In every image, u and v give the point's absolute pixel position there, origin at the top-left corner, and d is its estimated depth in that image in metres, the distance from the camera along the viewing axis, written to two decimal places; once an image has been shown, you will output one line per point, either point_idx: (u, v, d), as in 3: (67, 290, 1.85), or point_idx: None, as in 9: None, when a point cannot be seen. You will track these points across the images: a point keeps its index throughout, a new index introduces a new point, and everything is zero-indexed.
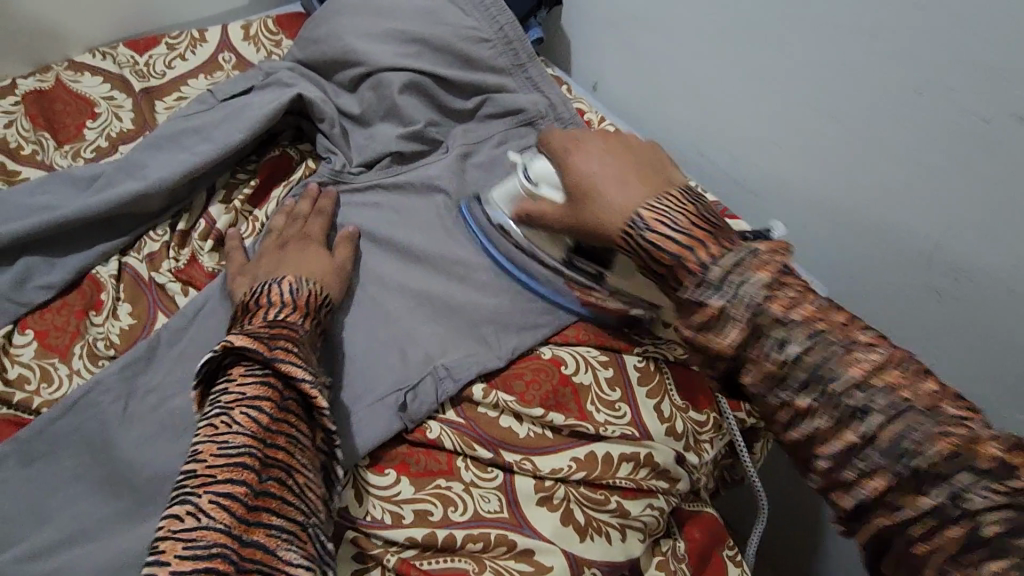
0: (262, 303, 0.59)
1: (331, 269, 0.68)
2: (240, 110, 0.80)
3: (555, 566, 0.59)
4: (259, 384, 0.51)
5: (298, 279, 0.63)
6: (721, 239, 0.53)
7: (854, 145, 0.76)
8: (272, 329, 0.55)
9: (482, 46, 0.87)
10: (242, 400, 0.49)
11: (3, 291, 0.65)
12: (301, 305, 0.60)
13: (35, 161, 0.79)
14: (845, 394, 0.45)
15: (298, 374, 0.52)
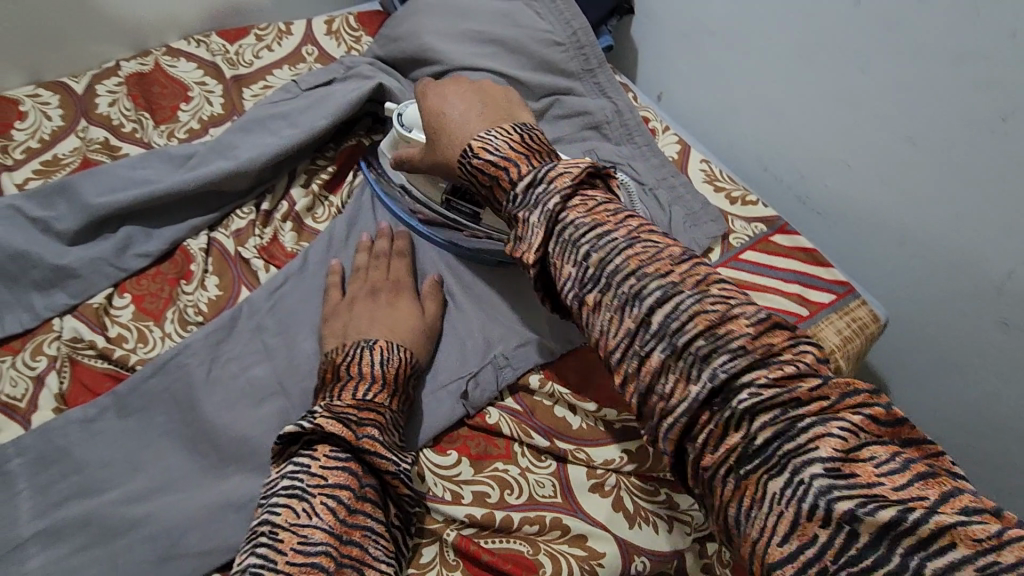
0: (352, 373, 0.60)
1: (422, 330, 0.68)
2: (324, 101, 0.84)
3: (607, 553, 0.61)
4: (342, 470, 0.53)
5: (388, 347, 0.63)
6: (623, 226, 0.49)
7: (903, 174, 0.78)
8: (362, 413, 0.56)
9: (556, 49, 0.91)
10: (325, 489, 0.51)
11: (107, 256, 0.71)
12: (388, 378, 0.61)
13: (135, 138, 0.84)
14: (831, 465, 0.37)
15: (381, 460, 0.55)
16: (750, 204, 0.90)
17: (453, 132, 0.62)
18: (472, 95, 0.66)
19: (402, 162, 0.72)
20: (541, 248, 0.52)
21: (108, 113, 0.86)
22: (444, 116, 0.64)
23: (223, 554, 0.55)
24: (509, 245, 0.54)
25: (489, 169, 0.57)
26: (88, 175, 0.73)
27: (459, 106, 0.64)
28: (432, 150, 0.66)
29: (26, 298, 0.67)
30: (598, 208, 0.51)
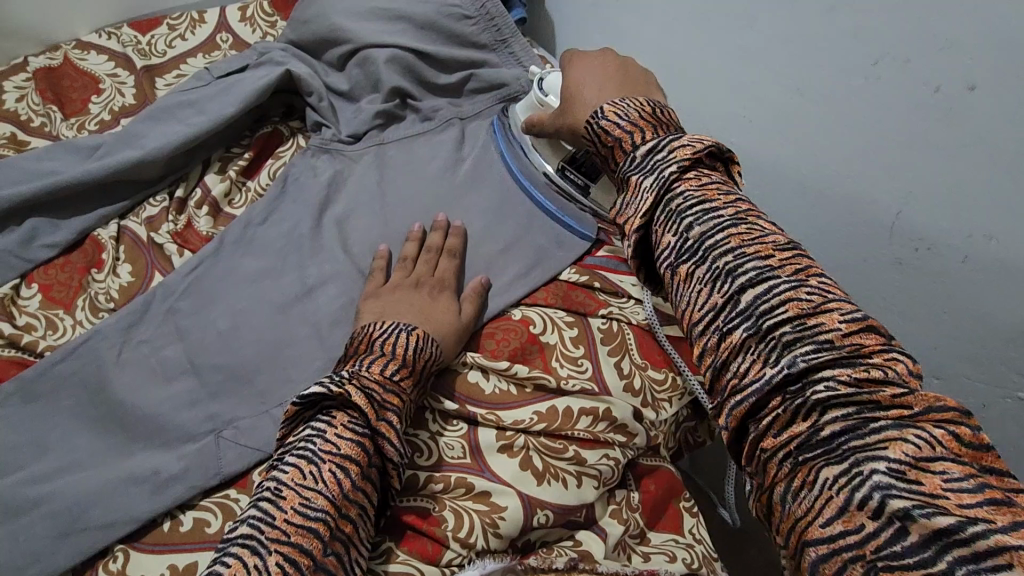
0: (385, 350, 0.59)
1: (456, 328, 0.67)
2: (232, 85, 0.85)
3: (509, 507, 0.60)
4: (356, 443, 0.52)
5: (423, 336, 0.63)
6: (688, 176, 0.51)
7: (848, 136, 0.75)
8: (387, 394, 0.56)
9: (464, 22, 0.91)
10: (337, 457, 0.50)
11: (12, 248, 0.71)
12: (419, 369, 0.61)
13: (44, 132, 0.84)
14: (880, 433, 0.37)
15: (393, 448, 0.54)
16: None
17: (578, 108, 0.65)
18: (608, 65, 0.65)
19: (530, 126, 0.75)
20: (609, 146, 0.57)
21: (16, 108, 0.85)
22: (581, 83, 0.65)
23: (124, 526, 0.56)
24: (623, 144, 0.55)
25: (612, 135, 0.56)
26: None
27: (595, 75, 0.65)
28: (567, 130, 0.68)
29: None
30: (662, 117, 0.56)
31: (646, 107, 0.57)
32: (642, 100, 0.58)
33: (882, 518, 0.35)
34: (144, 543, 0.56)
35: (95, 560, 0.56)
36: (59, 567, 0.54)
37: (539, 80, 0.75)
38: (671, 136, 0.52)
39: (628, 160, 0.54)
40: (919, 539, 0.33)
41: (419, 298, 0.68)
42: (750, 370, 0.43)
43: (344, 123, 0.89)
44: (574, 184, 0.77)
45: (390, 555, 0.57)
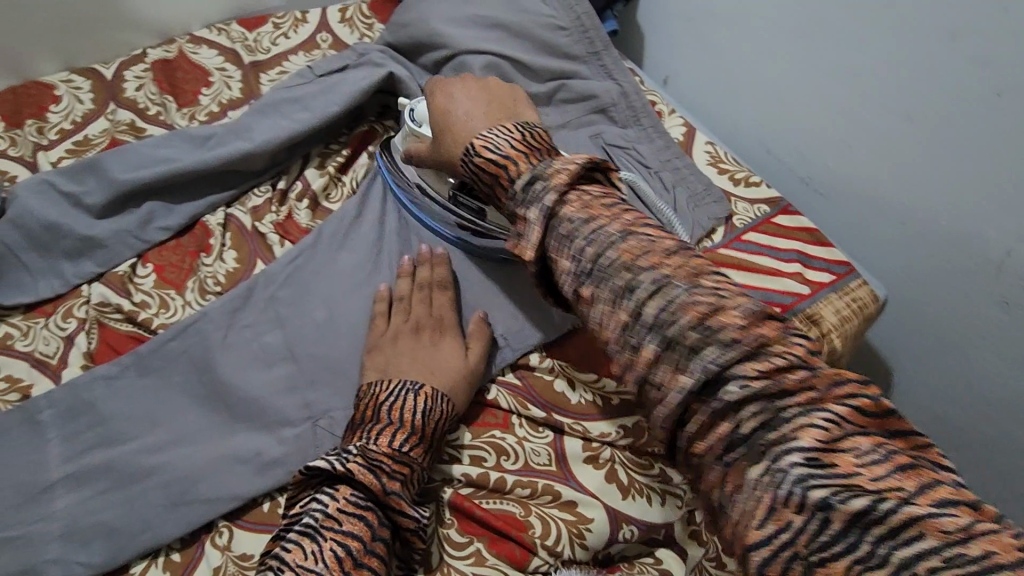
0: (391, 418, 0.58)
1: (463, 375, 0.64)
2: (336, 83, 0.88)
3: (596, 519, 0.61)
4: (357, 517, 0.51)
5: (432, 395, 0.60)
6: None
7: (904, 200, 0.79)
8: (394, 465, 0.55)
9: (559, 33, 0.93)
10: (339, 533, 0.50)
11: (131, 229, 0.75)
12: (428, 432, 0.59)
13: (159, 120, 0.89)
14: None
15: (405, 518, 0.54)
16: (754, 185, 0.91)
17: (454, 132, 0.64)
18: (473, 104, 0.65)
19: (412, 156, 0.72)
20: (489, 184, 0.57)
21: (135, 97, 0.91)
22: (447, 104, 0.66)
23: (229, 503, 0.59)
24: (502, 179, 0.55)
25: (488, 168, 0.56)
26: (115, 152, 0.78)
27: (460, 104, 0.65)
28: (444, 151, 0.67)
29: (56, 266, 0.72)
30: (530, 142, 0.57)
31: (517, 134, 0.57)
32: (514, 129, 0.58)
33: (806, 512, 0.38)
34: (245, 521, 0.60)
35: (200, 532, 0.59)
36: (168, 537, 0.57)
37: (409, 113, 0.74)
38: (544, 165, 0.53)
39: (513, 189, 0.54)
40: (832, 529, 0.37)
41: (421, 354, 0.64)
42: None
43: None
44: (469, 210, 0.72)
45: (479, 558, 0.59)
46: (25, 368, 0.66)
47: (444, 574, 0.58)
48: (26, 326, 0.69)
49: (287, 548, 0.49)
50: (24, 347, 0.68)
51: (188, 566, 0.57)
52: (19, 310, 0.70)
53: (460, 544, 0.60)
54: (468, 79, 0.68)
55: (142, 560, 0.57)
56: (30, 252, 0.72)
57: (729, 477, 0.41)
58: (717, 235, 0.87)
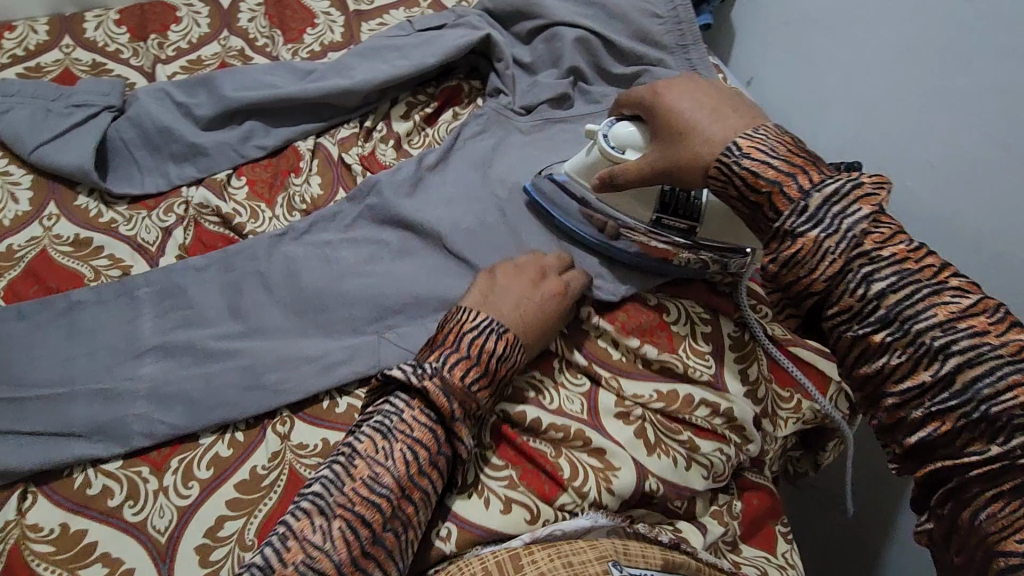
0: (441, 339, 0.59)
1: (535, 314, 0.63)
2: (437, 38, 0.92)
3: (622, 467, 0.62)
4: (365, 470, 0.51)
5: (511, 338, 0.60)
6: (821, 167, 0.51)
7: (943, 232, 0.83)
8: (436, 404, 0.55)
9: (652, 20, 0.95)
10: (353, 498, 0.50)
11: (233, 142, 0.81)
12: (483, 371, 0.58)
13: (266, 52, 0.95)
14: None
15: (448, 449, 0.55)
16: None
17: (701, 134, 0.56)
18: (705, 88, 0.60)
19: (612, 182, 0.65)
20: (767, 187, 0.51)
21: (247, 27, 0.97)
22: (676, 109, 0.59)
23: (290, 398, 0.64)
24: (785, 189, 0.50)
25: (764, 175, 0.51)
26: (227, 72, 0.84)
27: (690, 98, 0.59)
28: (665, 165, 0.59)
29: (163, 165, 0.79)
30: (801, 148, 0.52)
31: (785, 138, 0.53)
32: (776, 132, 0.54)
33: None
34: (306, 415, 0.64)
35: (264, 418, 0.64)
36: (240, 415, 0.62)
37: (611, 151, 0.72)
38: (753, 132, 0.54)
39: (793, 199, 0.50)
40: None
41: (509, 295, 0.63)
42: (965, 444, 0.44)
43: (520, 94, 0.92)
44: (675, 232, 0.68)
45: (510, 483, 0.61)
46: (127, 250, 0.73)
47: (478, 493, 0.60)
48: (129, 215, 0.75)
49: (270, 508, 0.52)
50: (127, 232, 0.74)
51: (248, 447, 0.62)
52: (124, 200, 0.77)
53: (496, 467, 0.62)
54: (694, 80, 0.62)
55: (211, 433, 0.62)
56: (142, 150, 0.79)
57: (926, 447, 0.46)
58: None
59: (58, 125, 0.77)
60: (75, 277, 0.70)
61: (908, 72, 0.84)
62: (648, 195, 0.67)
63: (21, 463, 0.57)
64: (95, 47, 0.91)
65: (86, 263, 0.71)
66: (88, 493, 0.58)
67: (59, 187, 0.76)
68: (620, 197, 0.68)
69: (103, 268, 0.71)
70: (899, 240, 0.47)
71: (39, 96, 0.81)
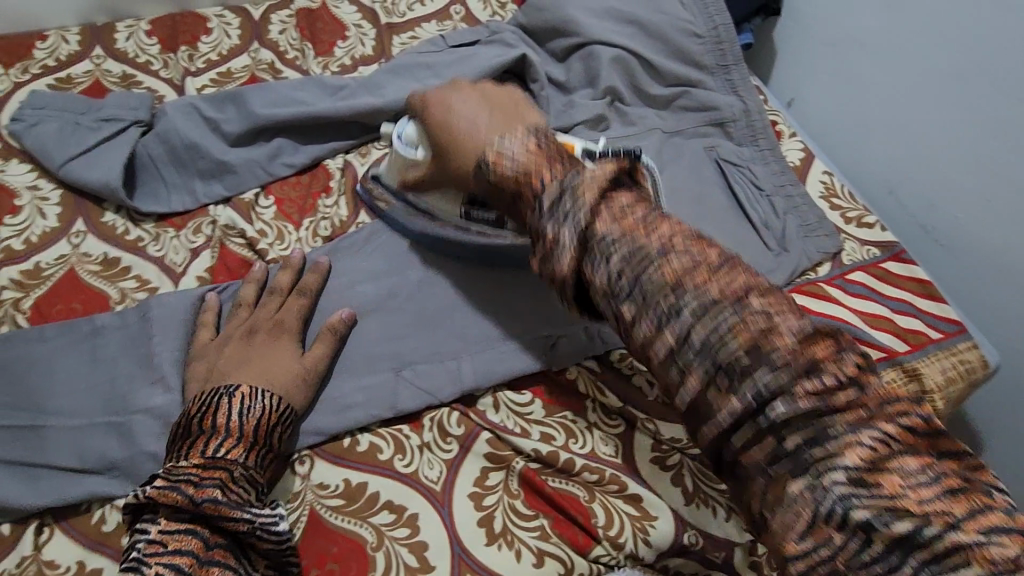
0: (204, 427, 0.54)
1: (296, 375, 0.60)
2: (470, 56, 0.90)
3: (660, 519, 0.59)
4: (184, 533, 0.48)
5: (249, 395, 0.56)
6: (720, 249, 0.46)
7: (996, 267, 0.79)
8: (205, 470, 0.51)
9: (693, 40, 0.92)
10: (162, 558, 0.47)
11: (261, 161, 0.79)
12: (251, 432, 0.55)
13: (296, 65, 0.93)
14: None
15: (229, 522, 0.49)
16: (866, 227, 0.87)
17: (464, 143, 0.60)
18: (480, 92, 0.64)
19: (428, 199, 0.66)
20: (631, 304, 0.45)
21: (278, 40, 0.96)
22: (523, 188, 0.51)
23: (312, 435, 0.61)
24: (589, 268, 0.48)
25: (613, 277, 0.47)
26: (256, 88, 0.82)
27: (460, 100, 0.63)
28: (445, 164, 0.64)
29: (189, 183, 0.77)
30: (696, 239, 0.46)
31: (533, 142, 0.54)
32: (527, 136, 0.55)
33: None
34: (327, 453, 0.62)
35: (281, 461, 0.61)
36: None
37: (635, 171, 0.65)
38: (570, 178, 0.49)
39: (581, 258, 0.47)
40: None
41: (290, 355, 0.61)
42: None
43: (554, 115, 0.89)
44: (485, 226, 0.68)
45: (543, 534, 0.58)
46: (153, 271, 0.71)
47: (506, 541, 0.58)
48: (156, 233, 0.74)
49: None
50: (155, 253, 0.73)
51: None
52: (151, 217, 0.75)
53: (526, 516, 0.59)
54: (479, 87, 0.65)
55: None
56: (169, 167, 0.77)
57: None
58: (822, 270, 0.83)
59: (87, 140, 0.76)
60: (101, 298, 0.68)
61: (961, 99, 0.80)
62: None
63: (38, 496, 0.55)
64: (126, 58, 0.90)
65: (112, 284, 0.70)
66: (105, 529, 0.56)
67: (87, 203, 0.75)
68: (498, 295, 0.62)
69: (129, 291, 0.69)
70: (799, 331, 0.41)
71: (68, 109, 0.80)
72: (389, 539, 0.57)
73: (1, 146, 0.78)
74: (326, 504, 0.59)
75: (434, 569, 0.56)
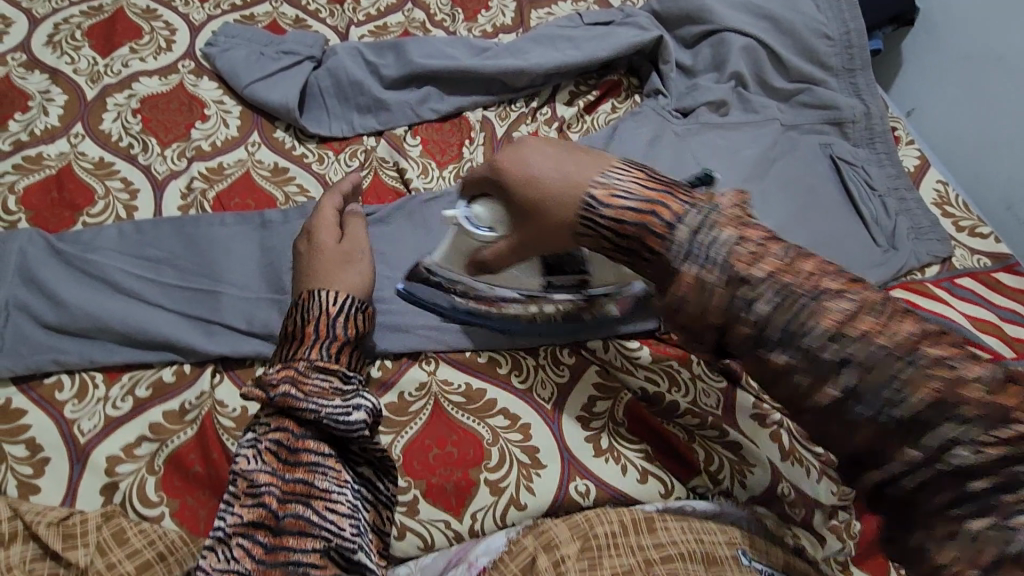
0: (285, 332, 0.59)
1: (341, 262, 0.63)
2: (607, 34, 0.96)
3: (758, 466, 0.62)
4: (276, 416, 0.54)
5: (307, 298, 0.60)
6: (680, 194, 0.51)
7: None
8: (280, 371, 0.55)
9: (823, 41, 0.95)
10: (269, 433, 0.54)
11: (412, 103, 0.88)
12: (312, 331, 0.58)
13: (444, 26, 1.02)
14: None
15: (298, 411, 0.53)
16: (979, 237, 0.88)
17: (552, 195, 0.52)
18: (547, 148, 0.54)
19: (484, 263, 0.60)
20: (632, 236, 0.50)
21: (430, 3, 1.05)
22: (529, 168, 0.53)
23: (438, 341, 0.68)
24: (652, 228, 0.50)
25: (629, 222, 0.50)
26: (415, 39, 0.92)
27: (539, 157, 0.53)
28: (531, 237, 0.55)
29: (348, 115, 0.87)
30: (655, 180, 0.52)
31: (639, 176, 0.52)
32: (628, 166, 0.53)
33: None
34: (451, 359, 0.68)
35: (410, 357, 0.68)
36: (391, 348, 0.67)
37: None
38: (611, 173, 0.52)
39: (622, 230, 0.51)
40: None
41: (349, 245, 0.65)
42: None
43: (677, 96, 0.95)
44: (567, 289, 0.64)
45: (647, 456, 0.63)
46: (313, 183, 0.81)
47: (613, 457, 0.63)
48: (319, 153, 0.84)
49: (240, 455, 0.54)
50: (318, 169, 0.82)
51: (397, 373, 0.67)
52: (314, 139, 0.85)
53: (632, 441, 0.64)
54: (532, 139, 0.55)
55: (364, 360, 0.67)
56: (333, 99, 0.87)
57: None
58: (929, 272, 0.85)
59: (269, 67, 0.87)
60: (269, 199, 0.78)
61: None
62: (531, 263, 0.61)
63: (214, 345, 0.65)
64: (300, 5, 1.02)
65: (279, 189, 0.79)
66: None
67: (262, 120, 0.85)
68: (501, 274, 0.62)
69: (292, 195, 0.79)
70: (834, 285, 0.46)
71: (255, 41, 0.91)
72: (503, 438, 0.63)
73: (195, 65, 0.90)
74: (449, 398, 0.66)
75: (545, 467, 0.62)
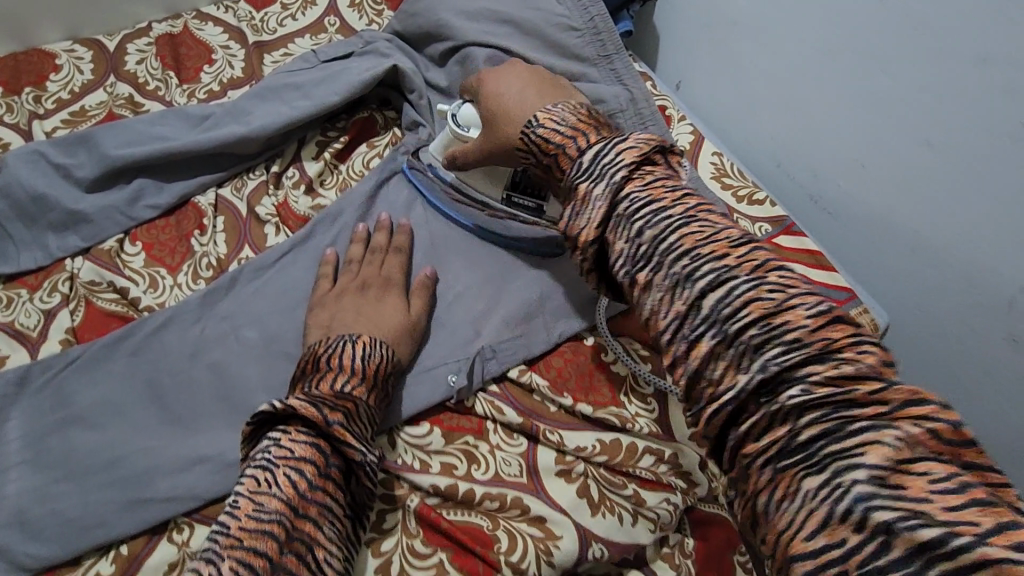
0: (331, 364, 0.57)
1: (404, 327, 0.64)
2: (340, 72, 0.86)
3: (564, 536, 0.58)
4: (310, 445, 0.50)
5: (370, 342, 0.60)
6: (603, 129, 0.55)
7: (875, 228, 0.79)
8: (336, 399, 0.53)
9: (570, 34, 0.90)
10: (290, 461, 0.49)
11: (119, 205, 0.74)
12: (369, 372, 0.58)
13: (158, 96, 0.88)
14: (856, 436, 0.36)
15: (352, 448, 0.51)
16: (756, 203, 0.88)
17: (510, 109, 0.62)
18: (525, 70, 0.66)
19: (455, 160, 0.70)
20: (552, 152, 0.55)
21: (137, 71, 0.90)
22: (506, 84, 0.65)
23: (187, 501, 0.56)
24: (567, 150, 0.54)
25: (553, 139, 0.55)
26: (108, 126, 0.77)
27: (512, 81, 0.65)
28: (490, 140, 0.65)
29: (41, 237, 0.72)
30: (592, 118, 0.56)
31: (580, 109, 0.57)
32: (576, 105, 0.58)
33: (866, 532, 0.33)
34: (208, 519, 0.57)
35: (157, 529, 0.56)
36: (124, 533, 0.55)
37: None
38: (616, 139, 0.52)
39: (573, 164, 0.52)
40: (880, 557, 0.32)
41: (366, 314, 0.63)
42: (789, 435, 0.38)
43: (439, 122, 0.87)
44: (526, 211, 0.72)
45: (440, 570, 0.56)
46: (4, 339, 0.66)
47: None
48: (8, 298, 0.69)
49: (249, 476, 0.48)
50: (4, 319, 0.67)
51: (137, 559, 0.55)
52: None
53: (423, 555, 0.57)
54: (519, 64, 0.68)
55: (92, 554, 0.55)
56: (16, 222, 0.71)
57: (780, 482, 0.37)
58: None
59: None
60: None
61: (822, 69, 0.81)
62: (499, 172, 0.71)
63: None
64: None
65: None
66: None
67: None
68: (475, 172, 0.72)
69: None
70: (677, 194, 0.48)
71: None
72: None
73: None
74: None
75: None
